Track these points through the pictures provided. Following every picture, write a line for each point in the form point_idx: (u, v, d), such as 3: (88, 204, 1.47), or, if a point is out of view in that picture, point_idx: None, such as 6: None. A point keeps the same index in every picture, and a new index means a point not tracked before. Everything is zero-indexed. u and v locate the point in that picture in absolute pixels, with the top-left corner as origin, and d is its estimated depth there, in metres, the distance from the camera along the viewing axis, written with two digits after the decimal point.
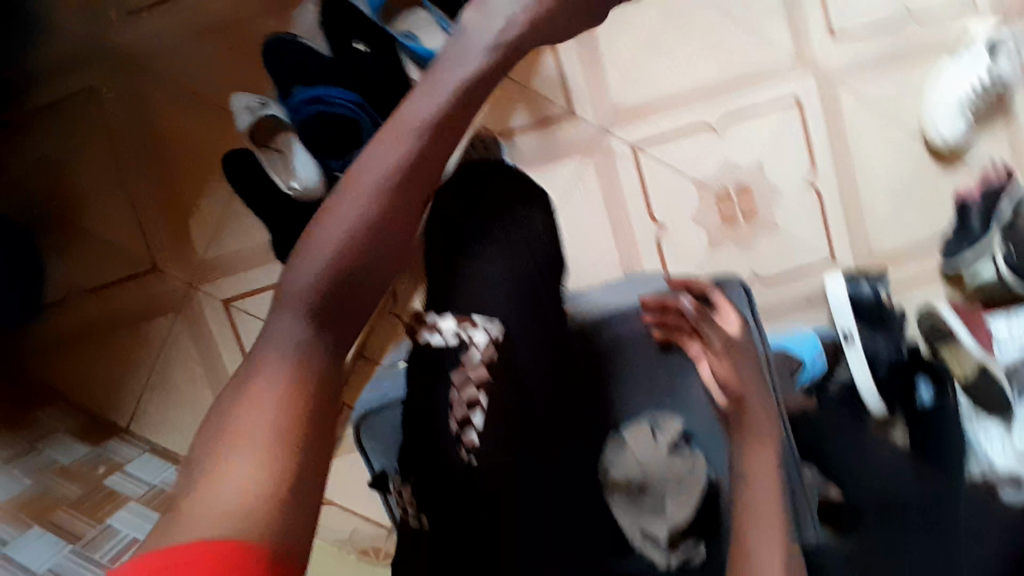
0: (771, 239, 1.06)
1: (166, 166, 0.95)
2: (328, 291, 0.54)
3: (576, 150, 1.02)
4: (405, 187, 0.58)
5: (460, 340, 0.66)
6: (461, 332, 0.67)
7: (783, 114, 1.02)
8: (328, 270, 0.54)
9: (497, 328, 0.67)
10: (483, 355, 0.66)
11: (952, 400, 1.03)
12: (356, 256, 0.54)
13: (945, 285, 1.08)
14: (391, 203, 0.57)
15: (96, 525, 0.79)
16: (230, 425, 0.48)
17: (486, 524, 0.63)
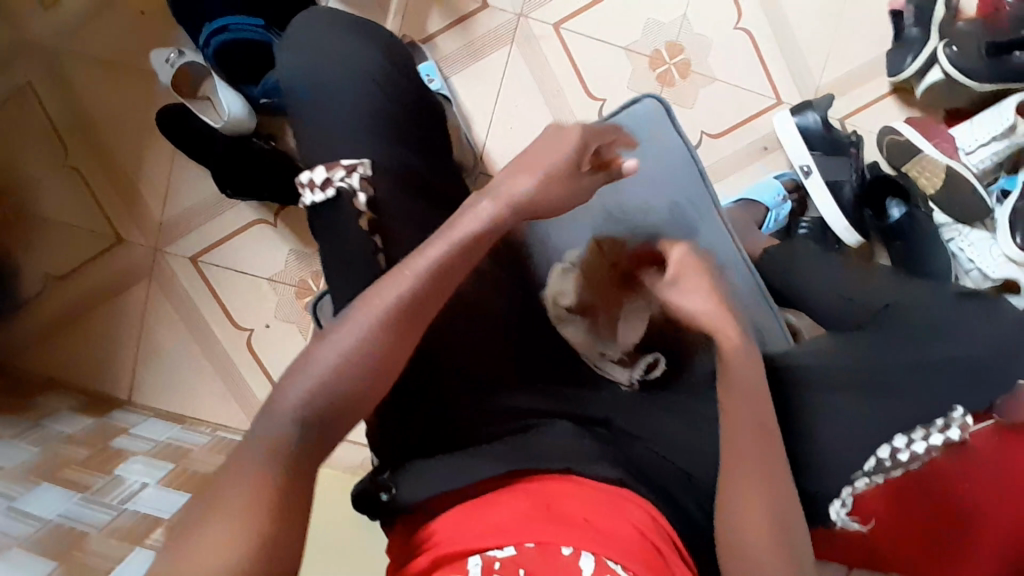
0: (709, 90, 1.06)
1: (105, 139, 0.97)
2: (328, 393, 0.57)
3: (497, 41, 1.04)
4: (417, 311, 0.61)
5: (336, 188, 0.64)
6: (334, 179, 0.64)
7: None
8: (332, 371, 0.57)
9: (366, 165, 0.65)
10: (363, 196, 0.64)
11: (920, 210, 0.99)
12: (359, 367, 0.58)
13: (894, 99, 1.07)
14: (401, 327, 0.59)
15: (103, 475, 0.83)
16: (220, 491, 0.51)
17: (440, 381, 0.71)
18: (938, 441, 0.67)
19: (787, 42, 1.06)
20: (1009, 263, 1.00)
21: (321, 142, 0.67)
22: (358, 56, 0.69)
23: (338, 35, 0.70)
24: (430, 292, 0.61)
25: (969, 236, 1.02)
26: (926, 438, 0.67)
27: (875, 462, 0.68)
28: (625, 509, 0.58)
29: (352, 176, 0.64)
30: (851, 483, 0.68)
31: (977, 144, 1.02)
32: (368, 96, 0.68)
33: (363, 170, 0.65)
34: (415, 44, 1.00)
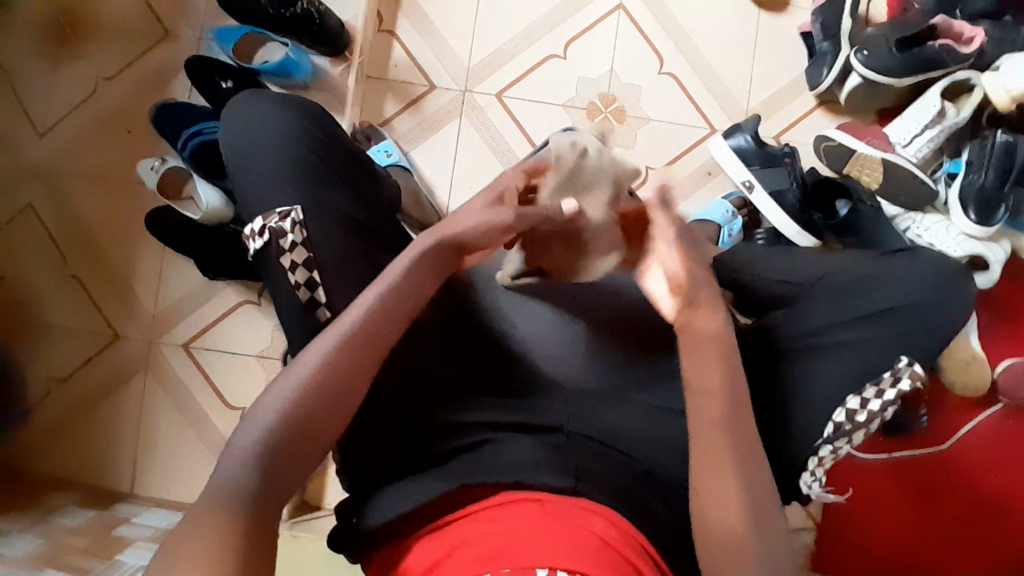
0: (646, 128, 1.15)
1: (102, 245, 1.09)
2: (280, 434, 0.58)
3: (447, 114, 1.14)
4: (357, 346, 0.62)
5: (270, 234, 0.65)
6: (268, 227, 0.65)
7: (611, 24, 1.17)
8: (279, 414, 0.58)
9: (296, 211, 0.66)
10: (295, 238, 0.65)
11: (864, 205, 1.01)
12: (306, 406, 0.59)
13: (822, 111, 1.14)
14: (341, 362, 0.61)
15: (104, 560, 0.80)
16: (188, 532, 0.51)
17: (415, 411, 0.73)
18: (892, 396, 0.69)
19: (710, 76, 1.16)
20: (968, 240, 1.04)
21: (251, 191, 0.68)
22: (276, 122, 0.70)
23: (269, 103, 0.72)
24: (377, 325, 0.63)
25: (924, 222, 1.06)
26: (879, 395, 0.69)
27: (833, 428, 0.69)
28: (588, 519, 0.59)
29: (284, 222, 0.65)
30: (816, 453, 0.70)
31: (910, 137, 1.08)
32: (291, 154, 0.69)
33: (293, 215, 0.65)
34: (373, 126, 1.11)
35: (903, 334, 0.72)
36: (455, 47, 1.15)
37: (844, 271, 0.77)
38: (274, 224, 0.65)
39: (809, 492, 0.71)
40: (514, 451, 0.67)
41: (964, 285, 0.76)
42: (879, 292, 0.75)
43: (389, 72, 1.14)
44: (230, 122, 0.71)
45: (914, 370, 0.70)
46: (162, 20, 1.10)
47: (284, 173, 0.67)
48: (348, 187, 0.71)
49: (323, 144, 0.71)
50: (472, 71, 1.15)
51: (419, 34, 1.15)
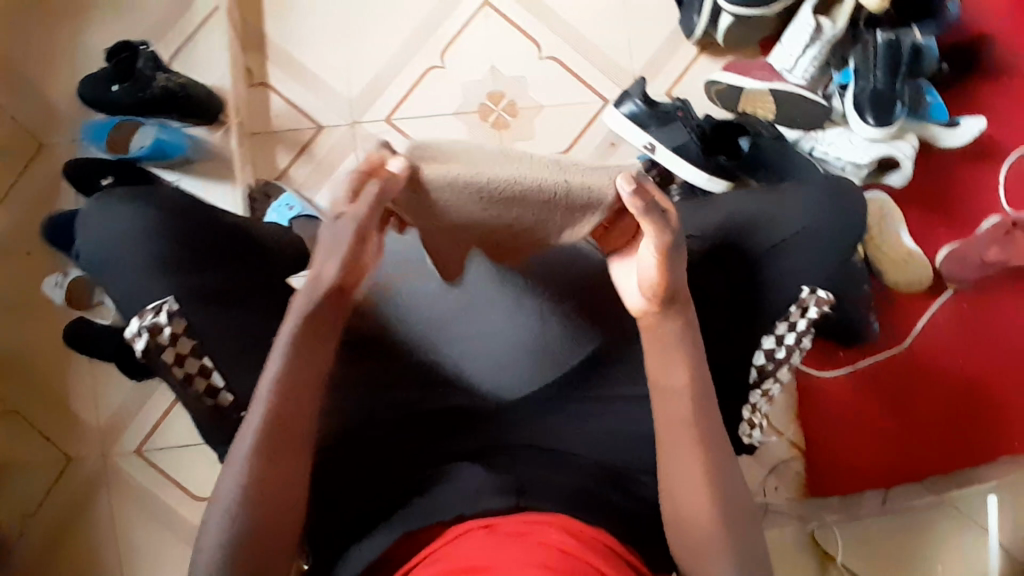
0: (540, 116, 1.14)
1: (30, 372, 1.06)
2: (233, 542, 0.57)
3: (341, 151, 1.12)
4: (285, 427, 0.59)
5: (149, 332, 0.65)
6: (145, 325, 0.65)
7: (482, 20, 1.15)
8: (226, 524, 0.58)
9: (172, 302, 0.66)
10: (175, 330, 0.65)
11: (765, 133, 1.07)
12: (251, 508, 0.58)
13: (705, 56, 1.16)
14: (274, 450, 0.59)
15: None
16: None
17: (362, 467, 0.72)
18: (804, 326, 0.71)
19: (589, 48, 1.15)
20: (873, 143, 1.05)
21: (144, 290, 0.67)
22: (143, 217, 0.68)
23: (124, 205, 0.69)
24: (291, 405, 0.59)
25: (826, 138, 1.08)
26: (791, 329, 0.71)
27: (757, 372, 0.73)
28: (543, 534, 0.58)
29: (160, 316, 0.65)
30: (748, 401, 0.74)
31: (795, 59, 1.09)
32: (172, 244, 0.68)
33: (170, 308, 0.66)
34: (271, 183, 1.08)
35: (808, 265, 0.71)
36: (334, 82, 1.13)
37: (772, 212, 0.73)
38: (149, 321, 0.65)
39: (751, 440, 0.75)
40: (459, 481, 0.66)
41: (856, 200, 0.74)
42: (774, 229, 0.72)
43: (273, 124, 1.12)
44: (89, 234, 0.69)
45: (818, 296, 0.71)
46: (30, 132, 1.07)
47: (154, 273, 0.67)
48: (233, 265, 0.70)
49: (186, 229, 0.69)
50: (355, 102, 1.13)
51: (294, 79, 1.13)
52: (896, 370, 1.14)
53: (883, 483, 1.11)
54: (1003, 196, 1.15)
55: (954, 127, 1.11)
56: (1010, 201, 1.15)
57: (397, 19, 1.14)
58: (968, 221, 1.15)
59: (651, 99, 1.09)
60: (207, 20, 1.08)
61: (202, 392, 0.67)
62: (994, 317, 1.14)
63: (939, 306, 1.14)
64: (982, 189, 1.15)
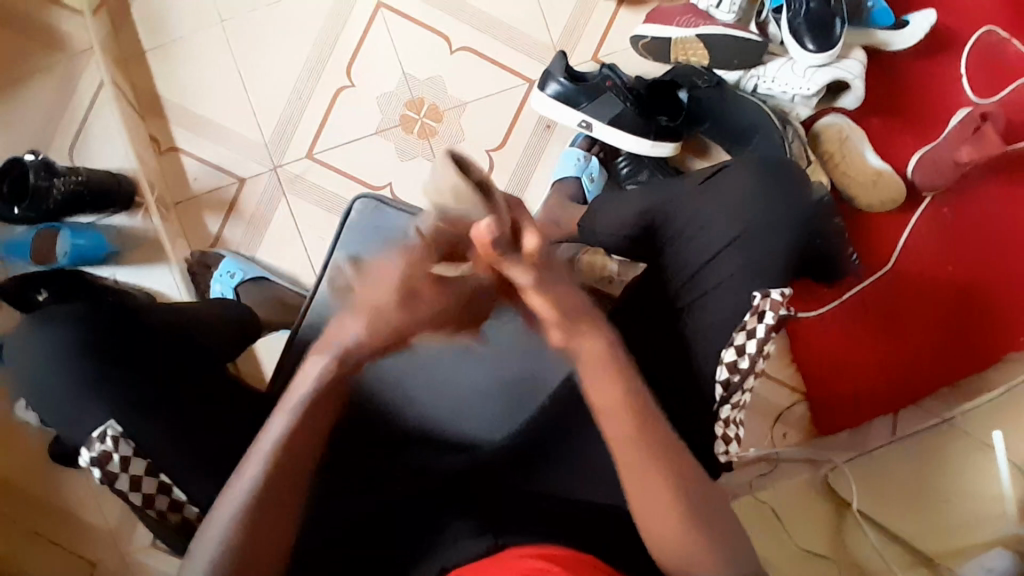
0: (465, 115, 1.08)
1: (31, 492, 1.06)
2: None
3: (272, 200, 1.07)
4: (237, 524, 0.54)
5: (98, 465, 0.60)
6: (93, 458, 0.60)
7: (381, 23, 1.07)
8: None
9: (115, 428, 0.61)
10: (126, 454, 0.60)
11: (701, 88, 1.00)
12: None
13: (624, 9, 1.07)
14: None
15: None
16: None
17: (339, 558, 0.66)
18: (764, 333, 0.66)
19: (500, 28, 1.07)
20: (817, 70, 0.98)
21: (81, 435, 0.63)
22: (59, 343, 0.65)
23: (41, 336, 0.66)
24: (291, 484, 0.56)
25: (769, 72, 1.01)
26: (751, 337, 0.66)
27: (723, 386, 0.67)
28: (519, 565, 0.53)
29: (105, 445, 0.60)
30: (719, 417, 0.67)
31: None
32: (96, 364, 0.64)
33: (114, 434, 0.61)
34: (208, 251, 1.03)
35: (756, 257, 0.70)
36: (244, 129, 1.06)
37: (683, 217, 0.74)
38: (97, 451, 0.60)
39: (729, 457, 0.68)
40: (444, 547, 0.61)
41: (793, 185, 0.72)
42: (715, 226, 0.72)
43: (192, 189, 1.06)
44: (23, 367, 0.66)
45: (772, 298, 0.66)
46: None
47: (86, 400, 0.63)
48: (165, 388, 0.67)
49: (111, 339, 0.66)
50: (272, 146, 1.07)
51: (202, 135, 1.06)
52: (883, 295, 1.10)
53: (891, 409, 1.09)
54: (965, 86, 1.09)
55: (901, 29, 1.05)
56: (973, 91, 1.09)
57: (290, 45, 1.06)
58: (932, 122, 1.09)
59: (575, 75, 1.01)
60: (96, 97, 1.02)
61: (167, 511, 0.62)
62: (977, 214, 1.09)
63: (916, 218, 1.10)
64: (940, 84, 1.09)
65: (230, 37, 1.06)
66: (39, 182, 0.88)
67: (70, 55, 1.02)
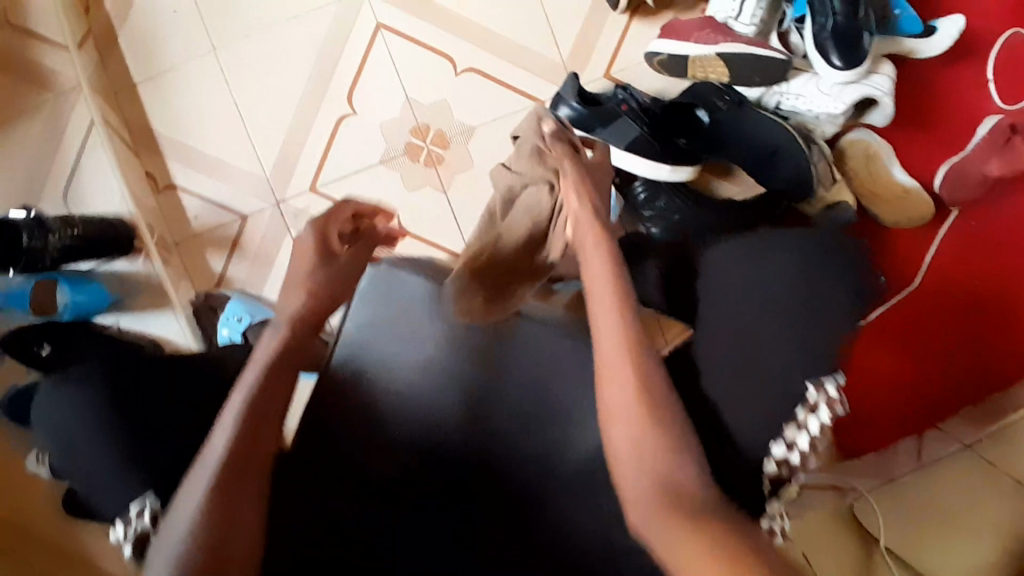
0: (472, 141, 1.03)
1: (47, 544, 1.05)
2: None
3: (275, 237, 1.03)
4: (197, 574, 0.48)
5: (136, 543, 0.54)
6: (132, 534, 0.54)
7: (381, 46, 1.01)
8: None
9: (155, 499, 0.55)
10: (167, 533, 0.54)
11: (723, 106, 0.95)
12: None
13: (638, 23, 1.01)
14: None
15: None
16: None
17: None
18: (818, 426, 0.58)
19: (507, 47, 1.02)
20: (845, 87, 0.92)
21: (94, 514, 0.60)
22: (67, 408, 0.56)
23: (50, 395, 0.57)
24: (243, 484, 0.53)
25: (793, 89, 0.95)
26: (805, 431, 0.58)
27: (773, 482, 0.59)
28: None
29: (144, 521, 0.54)
30: (766, 511, 0.59)
31: (739, 4, 0.95)
32: (105, 431, 0.56)
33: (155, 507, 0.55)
34: (213, 292, 1.00)
35: (804, 335, 0.59)
36: (244, 164, 1.02)
37: (722, 291, 0.62)
38: (134, 529, 0.54)
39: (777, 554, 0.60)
40: None
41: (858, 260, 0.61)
42: (753, 305, 0.60)
43: (193, 227, 1.03)
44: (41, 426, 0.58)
45: (831, 392, 0.59)
46: None
47: (100, 463, 0.55)
48: None
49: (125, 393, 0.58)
50: (274, 179, 1.03)
51: (200, 171, 1.02)
52: (899, 318, 1.07)
53: (911, 430, 1.05)
54: (995, 93, 1.03)
55: (930, 36, 0.99)
56: (1003, 97, 1.03)
57: (289, 72, 1.02)
58: (960, 132, 1.04)
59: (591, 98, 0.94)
60: (87, 138, 0.97)
61: None
62: (1008, 226, 1.05)
63: (941, 235, 1.05)
64: (970, 92, 1.03)
65: (224, 67, 1.01)
66: (33, 244, 0.84)
67: (58, 94, 0.98)
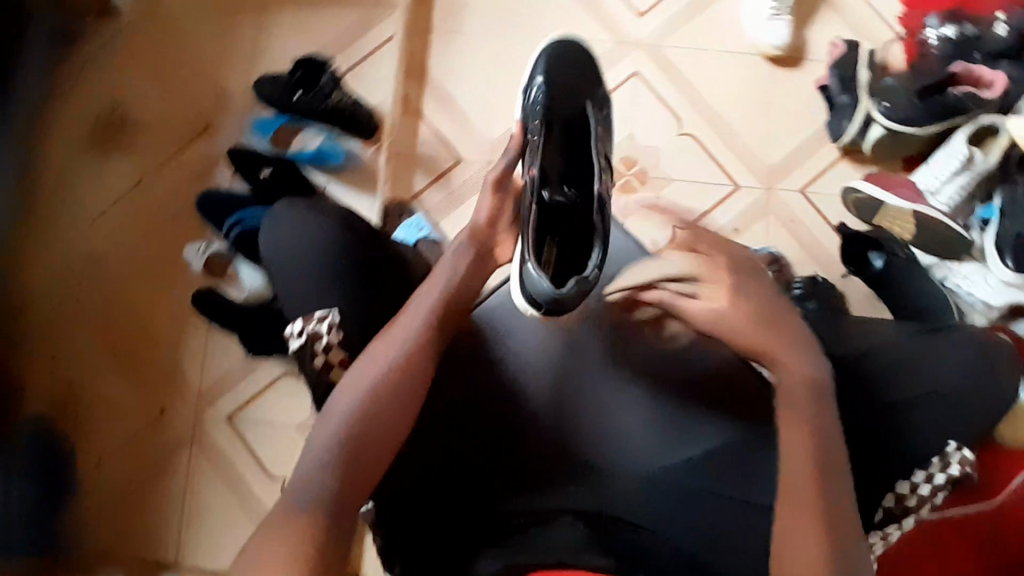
0: (669, 188, 1.17)
1: (152, 329, 1.16)
2: (338, 481, 0.63)
3: (472, 187, 1.18)
4: (381, 414, 0.67)
5: (309, 334, 0.78)
6: (309, 328, 0.79)
7: (630, 86, 1.19)
8: (326, 458, 0.64)
9: (335, 314, 0.79)
10: (331, 339, 0.78)
11: (899, 255, 1.04)
12: (345, 473, 0.64)
13: (845, 160, 1.16)
14: (356, 439, 0.66)
15: None
16: None
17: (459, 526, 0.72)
18: (942, 481, 0.70)
19: (727, 131, 1.18)
20: (1007, 288, 1.03)
21: (290, 291, 0.82)
22: (299, 233, 0.83)
23: (297, 223, 0.84)
24: (408, 364, 0.70)
25: (962, 271, 1.06)
26: (929, 480, 0.70)
27: (884, 513, 0.71)
28: None
29: (322, 323, 0.79)
30: (877, 528, 0.71)
31: (940, 183, 1.08)
32: (331, 245, 0.82)
33: (332, 318, 0.79)
34: (405, 202, 1.16)
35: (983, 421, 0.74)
36: (477, 122, 1.19)
37: None
38: (313, 326, 0.79)
39: None
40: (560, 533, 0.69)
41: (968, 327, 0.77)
42: None
43: (417, 148, 1.19)
44: (269, 234, 0.85)
45: (963, 454, 0.70)
46: (205, 112, 1.19)
47: (325, 276, 0.81)
48: (381, 294, 0.83)
49: (353, 243, 0.83)
50: (495, 143, 1.18)
51: (442, 109, 1.20)
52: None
53: None
54: None
55: None
56: None
57: None
58: None
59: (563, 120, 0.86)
60: (382, 47, 1.20)
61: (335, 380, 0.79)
62: None
63: None
64: None
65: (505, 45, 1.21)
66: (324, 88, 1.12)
67: (377, 8, 1.22)
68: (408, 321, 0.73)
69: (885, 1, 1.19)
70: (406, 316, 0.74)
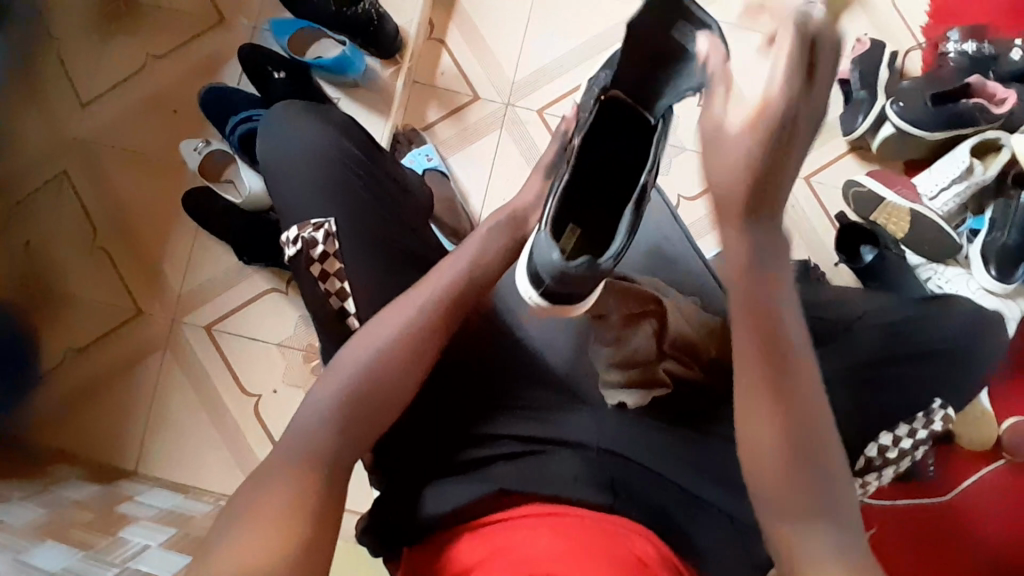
0: (683, 158, 1.18)
1: (136, 224, 1.11)
2: (353, 400, 0.61)
3: (489, 125, 1.15)
4: (407, 360, 0.64)
5: (303, 241, 0.75)
6: (302, 235, 0.75)
7: None
8: (345, 389, 0.61)
9: (331, 223, 0.75)
10: (326, 247, 0.74)
11: (891, 249, 1.06)
12: (362, 399, 0.61)
13: (851, 155, 1.19)
14: (382, 379, 0.63)
15: (106, 536, 0.77)
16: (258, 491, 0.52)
17: (454, 464, 0.71)
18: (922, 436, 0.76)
19: None
20: (987, 294, 1.07)
21: (287, 198, 0.78)
22: (308, 134, 0.79)
23: (302, 125, 0.80)
24: (439, 304, 0.67)
25: (945, 273, 1.10)
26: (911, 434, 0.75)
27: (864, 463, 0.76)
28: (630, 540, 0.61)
29: (318, 231, 0.75)
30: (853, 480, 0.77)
31: (937, 190, 1.12)
32: (336, 151, 0.79)
33: (327, 227, 0.75)
34: (415, 130, 1.14)
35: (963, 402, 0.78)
36: (501, 60, 1.16)
37: (945, 370, 0.77)
38: (308, 234, 0.75)
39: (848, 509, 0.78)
40: (558, 465, 0.69)
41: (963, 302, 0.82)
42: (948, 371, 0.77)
43: (436, 79, 1.16)
44: (272, 135, 0.80)
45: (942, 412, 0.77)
46: (216, 6, 1.13)
47: (324, 182, 0.77)
48: (384, 207, 0.79)
49: (354, 153, 0.80)
50: (517, 85, 1.16)
51: (467, 42, 1.17)
52: (906, 519, 1.02)
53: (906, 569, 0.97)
54: None
55: None
56: None
57: (591, 13, 1.16)
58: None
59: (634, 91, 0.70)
60: None
61: (332, 293, 0.74)
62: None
63: (989, 471, 1.03)
64: None
65: None
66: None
67: None
68: (443, 271, 0.70)
69: (913, 6, 1.21)
70: (438, 269, 0.71)
